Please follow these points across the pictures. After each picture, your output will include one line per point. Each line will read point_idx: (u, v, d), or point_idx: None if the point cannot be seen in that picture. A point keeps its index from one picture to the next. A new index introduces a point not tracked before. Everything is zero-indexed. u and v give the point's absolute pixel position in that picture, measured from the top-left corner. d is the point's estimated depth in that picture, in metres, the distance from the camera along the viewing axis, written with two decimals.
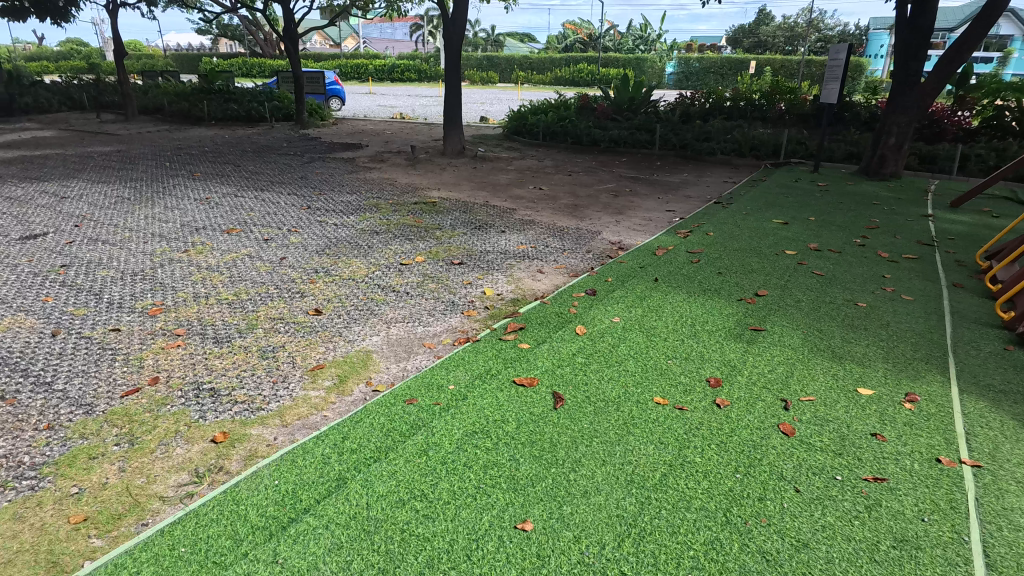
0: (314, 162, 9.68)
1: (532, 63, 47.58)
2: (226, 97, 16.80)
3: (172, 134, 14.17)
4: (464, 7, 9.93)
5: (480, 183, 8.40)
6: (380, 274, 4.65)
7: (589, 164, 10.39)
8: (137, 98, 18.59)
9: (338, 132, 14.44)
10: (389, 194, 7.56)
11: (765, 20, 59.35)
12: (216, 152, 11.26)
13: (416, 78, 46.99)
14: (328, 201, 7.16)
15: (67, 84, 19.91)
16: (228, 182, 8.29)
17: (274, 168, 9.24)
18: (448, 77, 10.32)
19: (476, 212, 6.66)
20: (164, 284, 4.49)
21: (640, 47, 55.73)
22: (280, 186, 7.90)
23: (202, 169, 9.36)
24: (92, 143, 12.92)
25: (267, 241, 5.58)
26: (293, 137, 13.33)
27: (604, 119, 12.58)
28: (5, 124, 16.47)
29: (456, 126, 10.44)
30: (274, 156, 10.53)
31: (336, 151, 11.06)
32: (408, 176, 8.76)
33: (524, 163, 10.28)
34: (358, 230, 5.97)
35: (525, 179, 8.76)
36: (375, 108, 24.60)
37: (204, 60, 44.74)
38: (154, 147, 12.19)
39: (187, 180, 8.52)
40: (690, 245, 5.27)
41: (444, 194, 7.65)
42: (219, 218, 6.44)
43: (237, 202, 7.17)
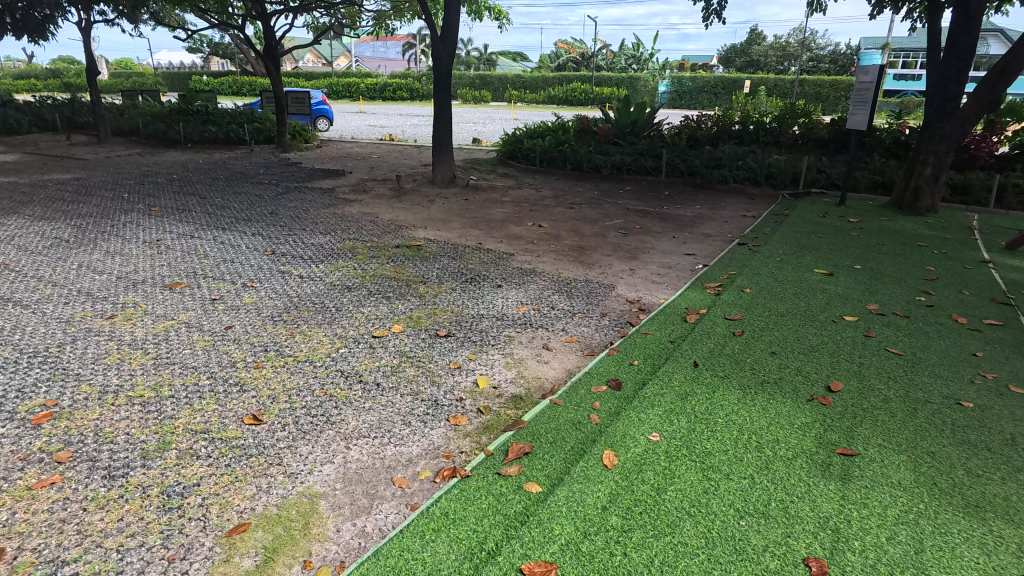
0: (289, 194, 8.75)
1: (525, 81, 47.14)
2: (204, 119, 15.89)
3: (143, 159, 13.24)
4: (455, 25, 9.10)
5: (473, 219, 7.50)
6: (345, 354, 3.69)
7: (592, 194, 9.52)
8: (111, 118, 17.67)
9: (321, 157, 13.56)
10: (369, 233, 6.64)
11: (758, 40, 59.48)
12: (184, 179, 10.32)
13: (409, 97, 46.49)
14: (297, 243, 6.22)
15: (40, 104, 18.98)
16: (187, 217, 7.34)
17: (243, 200, 8.30)
18: (438, 101, 9.47)
19: (467, 258, 5.75)
20: (65, 372, 3.51)
21: (633, 66, 55.56)
22: (245, 224, 6.96)
23: (163, 201, 8.41)
24: (53, 168, 11.96)
25: (212, 301, 4.62)
26: (272, 163, 12.41)
27: (606, 143, 11.76)
28: None
29: (447, 153, 9.57)
30: (247, 185, 9.59)
31: (315, 179, 10.14)
32: (393, 210, 7.85)
33: (522, 193, 9.40)
34: (327, 284, 5.03)
35: (523, 214, 7.88)
36: (365, 129, 23.90)
37: (193, 78, 44.12)
38: (119, 173, 11.23)
39: (142, 215, 7.56)
40: (727, 307, 4.36)
41: (432, 233, 6.74)
42: (164, 267, 5.47)
43: (192, 244, 6.22)
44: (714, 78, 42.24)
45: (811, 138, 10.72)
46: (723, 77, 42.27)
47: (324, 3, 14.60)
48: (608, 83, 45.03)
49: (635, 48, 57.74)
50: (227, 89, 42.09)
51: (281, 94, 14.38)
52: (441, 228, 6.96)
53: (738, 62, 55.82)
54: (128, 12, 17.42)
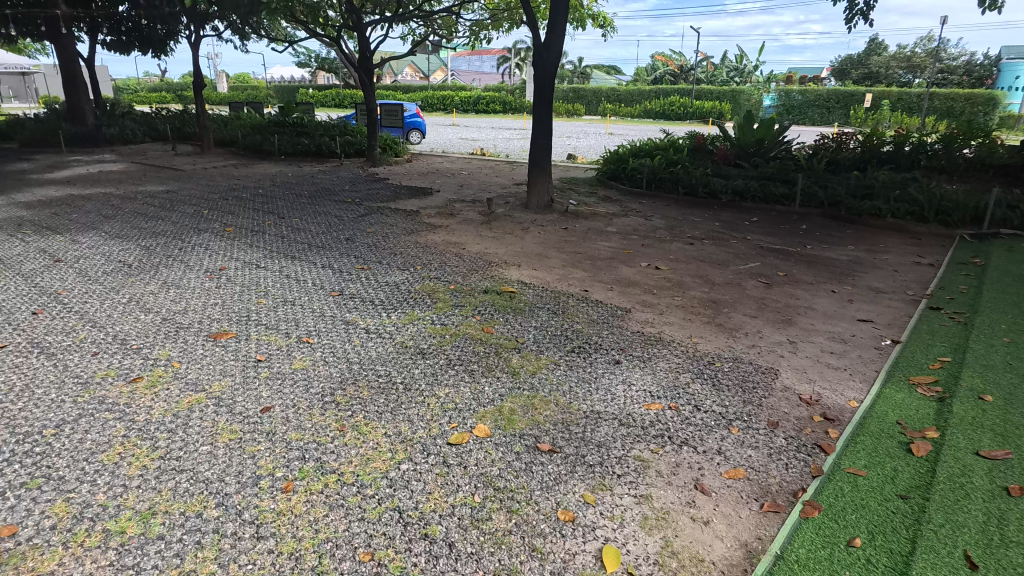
0: (370, 216, 7.95)
1: (620, 95, 45.60)
2: (298, 131, 15.78)
3: (236, 171, 13.14)
4: (560, 31, 7.99)
5: (574, 255, 6.31)
6: (406, 480, 2.58)
7: (714, 226, 8.06)
8: (215, 129, 18.09)
9: (409, 172, 12.90)
10: (454, 270, 5.59)
11: (878, 50, 54.60)
12: (267, 194, 9.86)
13: (501, 110, 46.28)
14: (371, 281, 5.26)
15: (155, 116, 19.97)
16: (260, 241, 6.64)
17: (321, 222, 7.57)
18: (537, 116, 8.39)
19: (573, 313, 4.56)
20: (45, 474, 2.65)
21: (736, 79, 52.62)
22: (318, 253, 6.14)
23: (241, 219, 7.85)
24: (151, 179, 12.00)
25: (255, 365, 3.68)
26: (359, 178, 11.84)
27: (725, 164, 10.24)
28: (86, 156, 16.23)
29: (544, 174, 8.46)
30: (329, 203, 8.92)
31: (400, 199, 9.37)
32: (483, 240, 6.82)
33: (629, 223, 8.10)
34: (394, 345, 3.97)
35: (634, 251, 6.61)
36: (455, 142, 23.39)
37: (300, 92, 46.19)
38: (209, 185, 11.00)
39: (214, 236, 6.97)
40: (973, 432, 2.90)
41: (528, 274, 5.61)
42: (216, 307, 4.67)
43: (255, 276, 5.42)
44: (826, 93, 38.88)
45: (990, 164, 8.73)
46: (837, 91, 38.67)
47: (421, 13, 14.03)
48: (709, 96, 42.49)
49: (739, 60, 54.78)
50: (328, 102, 43.55)
51: (372, 106, 13.90)
52: (537, 267, 5.82)
53: (854, 74, 51.47)
54: (236, 28, 17.85)
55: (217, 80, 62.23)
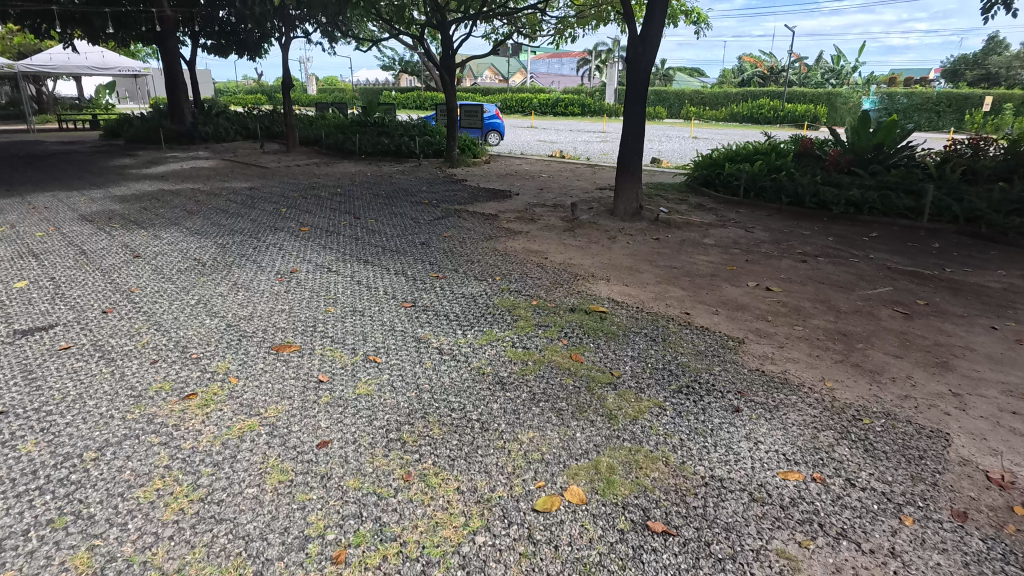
0: (447, 219, 7.57)
1: (704, 97, 43.77)
2: (379, 130, 15.81)
3: (317, 169, 13.24)
4: (659, 22, 7.27)
5: (670, 271, 5.64)
6: (483, 560, 2.05)
7: (827, 242, 7.12)
8: (301, 128, 18.50)
9: (488, 174, 12.54)
10: (536, 282, 5.06)
11: (998, 49, 49.69)
12: (346, 194, 9.75)
13: (580, 113, 45.58)
14: (446, 292, 4.81)
15: (246, 115, 20.73)
16: (334, 243, 6.38)
17: (396, 224, 7.27)
18: (628, 115, 7.70)
19: (675, 342, 3.92)
20: (74, 511, 2.31)
21: (833, 81, 49.38)
22: (391, 258, 5.78)
23: (318, 218, 7.69)
24: (237, 175, 12.23)
25: (315, 387, 3.28)
26: (436, 179, 11.58)
27: (837, 170, 9.16)
28: (182, 153, 16.96)
29: (634, 178, 7.78)
30: (406, 204, 8.63)
31: (478, 201, 8.97)
32: (567, 249, 6.26)
33: (728, 235, 7.30)
34: (470, 371, 3.47)
35: (738, 268, 5.85)
36: (533, 144, 22.95)
37: (384, 94, 47.36)
38: (290, 183, 11.05)
39: (289, 235, 6.79)
40: None
41: (619, 290, 5.00)
42: (283, 314, 4.36)
43: (325, 281, 5.10)
44: (936, 95, 35.69)
45: None
46: (949, 93, 35.41)
47: (505, 11, 13.65)
48: (802, 99, 40.00)
49: (835, 61, 51.41)
50: (410, 103, 44.37)
51: (453, 106, 13.65)
52: (629, 283, 5.21)
53: (968, 75, 47.04)
54: (325, 29, 18.19)
55: (308, 82, 65.02)
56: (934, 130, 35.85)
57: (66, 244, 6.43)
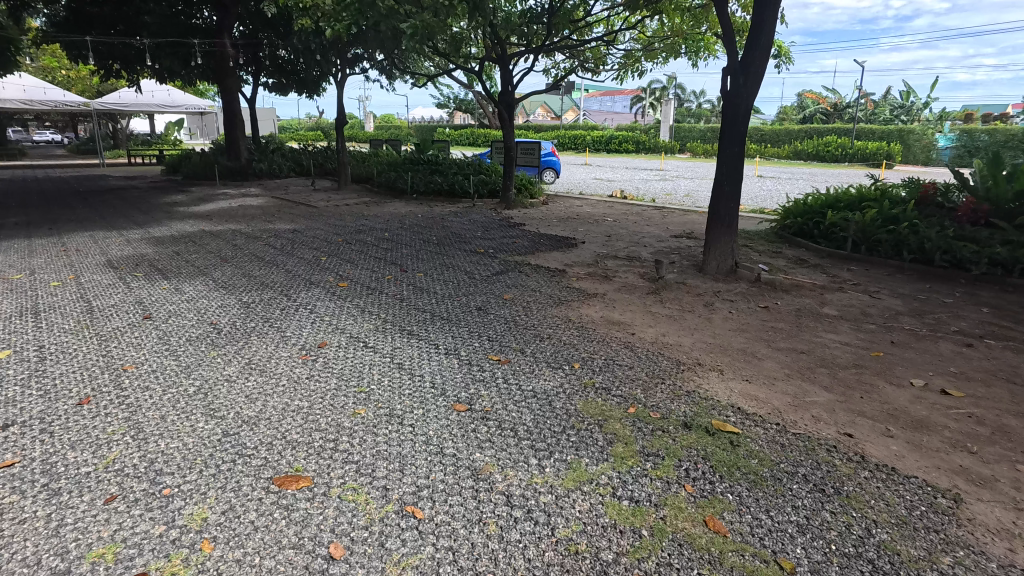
0: (506, 274, 6.51)
1: (765, 135, 42.15)
2: (432, 168, 15.12)
3: (367, 209, 12.56)
4: (767, 45, 6.07)
5: (798, 359, 4.36)
6: None
7: (983, 315, 5.67)
8: (353, 166, 18.10)
9: (547, 217, 11.53)
10: (627, 373, 3.88)
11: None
12: (394, 238, 8.88)
13: (634, 149, 44.66)
14: (512, 386, 3.66)
15: (301, 152, 20.60)
16: (375, 304, 5.38)
17: (449, 280, 6.25)
18: (721, 154, 6.48)
19: (854, 497, 2.64)
20: None
21: (903, 118, 46.67)
22: (441, 329, 4.70)
23: (361, 269, 6.77)
24: (284, 215, 11.63)
25: (322, 570, 2.17)
26: (492, 222, 10.63)
27: (971, 220, 7.65)
28: (235, 189, 16.74)
29: (728, 230, 6.54)
30: (459, 254, 7.62)
31: (541, 251, 7.91)
32: (657, 322, 5.07)
33: (852, 302, 5.93)
34: (554, 545, 2.29)
35: (886, 355, 4.51)
36: (590, 182, 22.00)
37: (437, 131, 47.82)
38: (336, 224, 10.30)
39: (325, 292, 5.85)
40: None
41: (740, 390, 3.76)
42: (296, 419, 3.29)
43: (359, 364, 4.05)
44: (1023, 132, 32.83)
45: None
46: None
47: (569, 45, 12.76)
48: (873, 136, 37.69)
49: (905, 98, 48.81)
50: (463, 140, 44.58)
51: (510, 144, 12.78)
52: (750, 377, 3.96)
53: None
54: (381, 66, 17.83)
55: (366, 120, 66.94)
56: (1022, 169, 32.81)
57: (77, 298, 5.66)
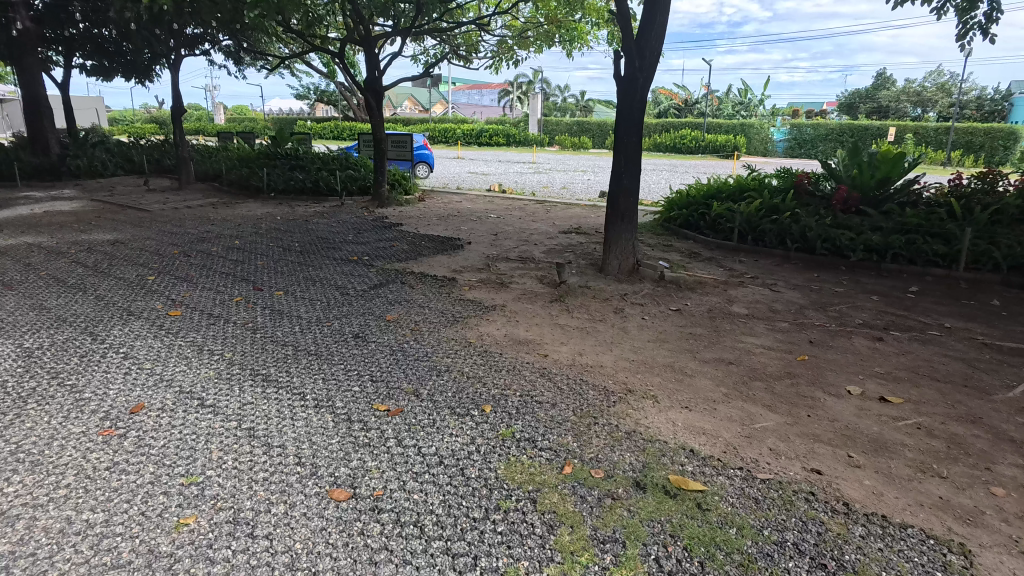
0: (386, 287, 5.51)
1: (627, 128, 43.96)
2: (291, 163, 13.47)
3: (214, 211, 10.78)
4: (662, 23, 5.63)
5: (729, 373, 3.89)
6: None
7: (876, 304, 5.67)
8: (197, 161, 15.79)
9: (426, 215, 10.57)
10: (551, 414, 3.14)
11: (887, 85, 53.17)
12: (248, 247, 7.47)
13: (505, 143, 44.68)
14: (409, 451, 2.77)
15: (131, 146, 17.68)
16: (217, 340, 4.17)
17: (316, 299, 5.14)
18: (618, 144, 5.97)
19: (861, 571, 2.09)
20: None
21: (743, 113, 51.10)
22: (307, 370, 3.66)
23: (201, 291, 5.42)
24: (105, 221, 9.58)
25: None
26: (364, 223, 9.47)
27: (845, 208, 7.85)
28: (42, 191, 13.84)
29: (628, 225, 6.05)
30: (328, 264, 6.47)
31: (425, 256, 6.99)
32: (569, 337, 4.40)
33: (756, 298, 5.70)
34: None
35: (811, 359, 4.19)
36: (466, 177, 21.26)
37: (296, 124, 44.51)
38: (174, 231, 8.59)
39: (149, 325, 4.50)
40: None
41: (684, 422, 3.17)
42: (80, 553, 2.14)
43: (188, 435, 2.92)
44: (839, 127, 36.62)
45: None
46: (851, 124, 36.60)
47: (439, 28, 11.80)
48: (720, 130, 40.71)
49: (744, 95, 53.50)
50: (327, 134, 41.79)
51: (379, 136, 11.61)
52: (688, 404, 3.39)
53: (863, 108, 49.86)
54: (226, 47, 15.67)
55: (216, 111, 61.03)
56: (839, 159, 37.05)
57: None
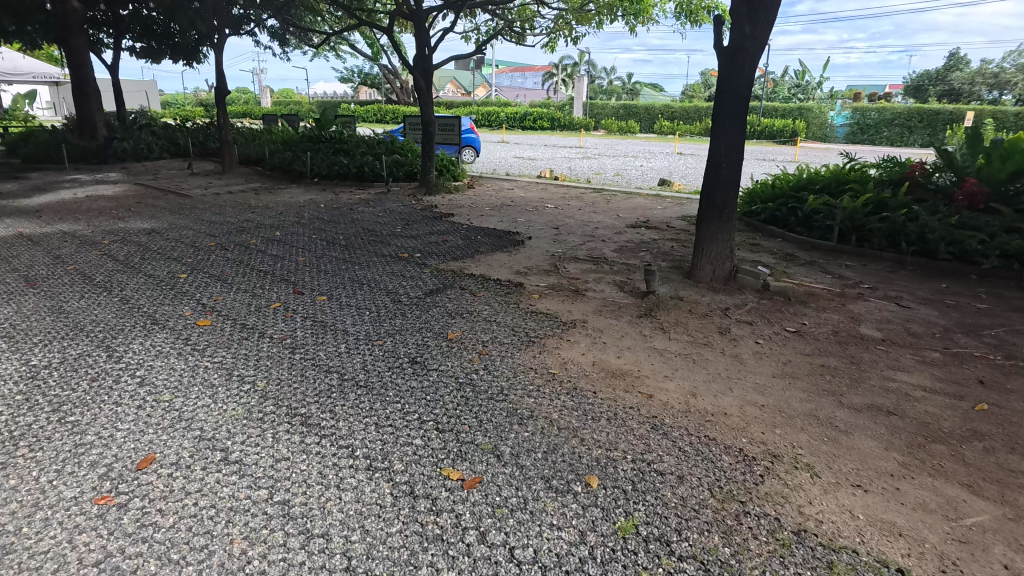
0: (442, 293, 4.75)
1: (676, 113, 41.83)
2: (335, 147, 12.87)
3: (255, 198, 10.26)
4: None
5: (894, 428, 3.00)
6: None
7: None
8: (240, 145, 15.37)
9: (476, 204, 9.79)
10: (681, 496, 2.34)
11: (959, 66, 49.48)
12: (288, 239, 6.84)
13: (549, 127, 43.44)
14: (497, 556, 2.00)
15: (176, 129, 17.43)
16: (248, 362, 3.49)
17: (363, 308, 4.41)
18: (717, 128, 5.02)
19: None
20: None
21: (799, 96, 48.44)
22: (356, 411, 2.92)
23: (234, 294, 4.77)
24: (144, 208, 9.14)
25: None
26: (412, 213, 8.76)
27: (971, 205, 6.69)
28: (87, 175, 13.61)
29: (724, 225, 5.13)
30: (375, 263, 5.75)
31: (483, 254, 6.21)
32: (672, 368, 3.56)
33: (885, 316, 4.72)
34: None
35: (995, 410, 3.24)
36: (512, 162, 20.39)
37: (339, 107, 44.28)
38: (213, 220, 8.05)
39: (172, 338, 3.84)
40: None
41: (865, 514, 2.32)
42: None
43: (205, 511, 2.22)
44: (907, 111, 33.90)
45: None
46: (919, 108, 33.85)
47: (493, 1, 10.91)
48: (776, 114, 38.53)
49: (800, 78, 50.71)
50: (370, 117, 41.41)
51: (428, 119, 10.86)
52: (858, 480, 2.54)
53: (932, 91, 46.55)
54: (271, 26, 15.12)
55: (262, 95, 61.68)
56: (905, 145, 34.60)
57: None
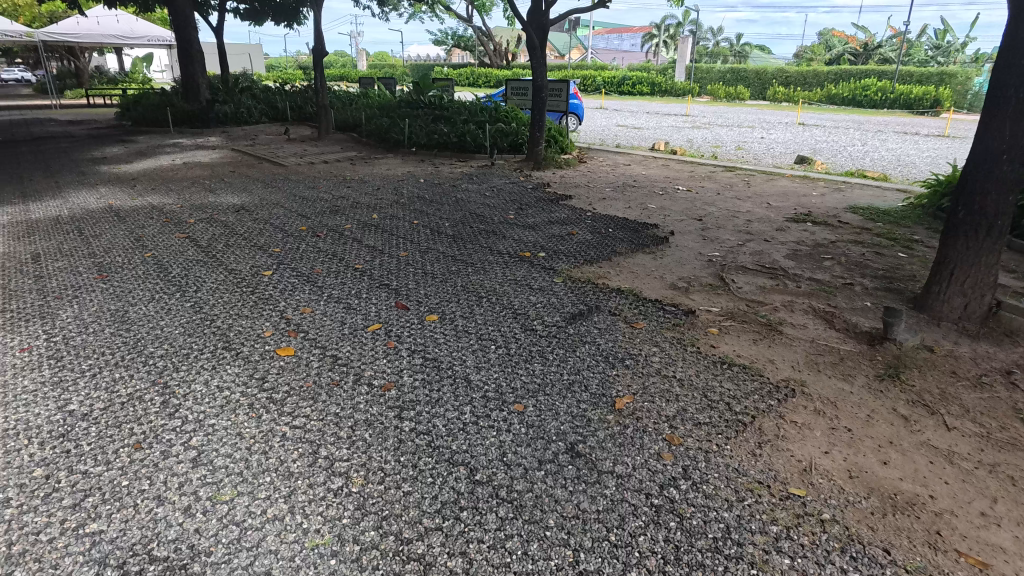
0: (585, 320, 3.57)
1: (791, 78, 37.72)
2: (434, 113, 11.88)
3: (349, 169, 9.48)
4: None
5: None
6: None
7: None
8: (337, 109, 14.75)
9: (592, 184, 8.48)
10: None
11: None
12: (388, 224, 5.90)
13: (648, 92, 40.63)
14: None
15: (275, 92, 17.12)
16: (340, 431, 2.48)
17: (485, 339, 3.31)
18: (997, 102, 3.43)
19: None
20: None
21: (940, 60, 42.41)
22: (502, 563, 1.82)
23: (324, 304, 3.81)
24: (239, 178, 8.57)
25: None
26: (521, 193, 7.61)
27: None
28: (190, 138, 13.45)
29: (991, 243, 3.58)
30: (491, 264, 4.65)
31: (621, 257, 4.96)
32: (987, 497, 2.22)
33: None
34: None
35: None
36: (616, 131, 18.63)
37: (432, 71, 43.53)
38: (306, 196, 7.28)
39: (245, 375, 2.91)
40: None
41: None
42: None
43: None
44: None
45: None
46: None
47: None
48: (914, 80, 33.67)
49: (941, 39, 44.39)
50: (462, 81, 40.35)
51: (539, 84, 9.56)
52: None
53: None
54: None
55: (358, 58, 62.27)
56: None
57: None
